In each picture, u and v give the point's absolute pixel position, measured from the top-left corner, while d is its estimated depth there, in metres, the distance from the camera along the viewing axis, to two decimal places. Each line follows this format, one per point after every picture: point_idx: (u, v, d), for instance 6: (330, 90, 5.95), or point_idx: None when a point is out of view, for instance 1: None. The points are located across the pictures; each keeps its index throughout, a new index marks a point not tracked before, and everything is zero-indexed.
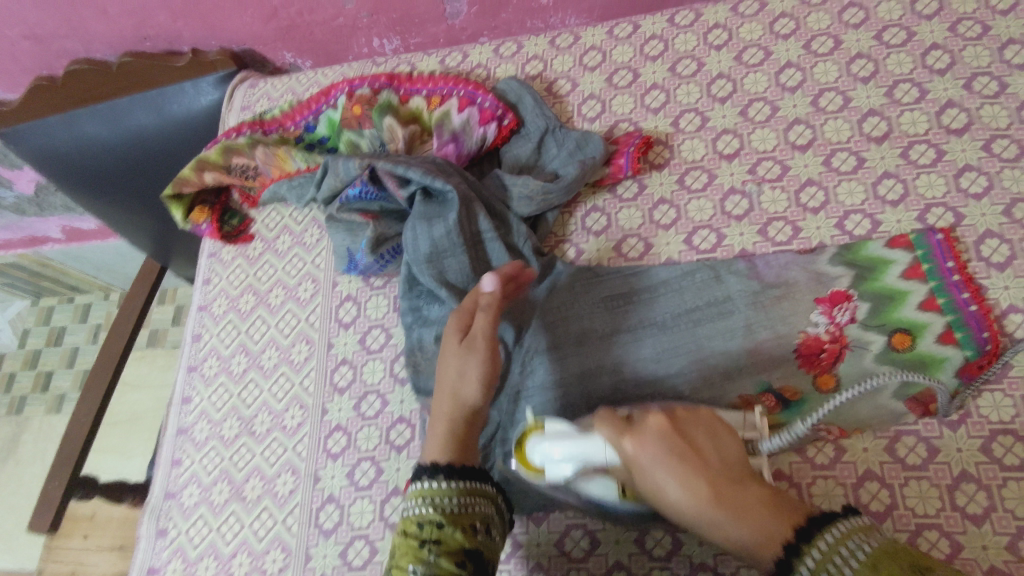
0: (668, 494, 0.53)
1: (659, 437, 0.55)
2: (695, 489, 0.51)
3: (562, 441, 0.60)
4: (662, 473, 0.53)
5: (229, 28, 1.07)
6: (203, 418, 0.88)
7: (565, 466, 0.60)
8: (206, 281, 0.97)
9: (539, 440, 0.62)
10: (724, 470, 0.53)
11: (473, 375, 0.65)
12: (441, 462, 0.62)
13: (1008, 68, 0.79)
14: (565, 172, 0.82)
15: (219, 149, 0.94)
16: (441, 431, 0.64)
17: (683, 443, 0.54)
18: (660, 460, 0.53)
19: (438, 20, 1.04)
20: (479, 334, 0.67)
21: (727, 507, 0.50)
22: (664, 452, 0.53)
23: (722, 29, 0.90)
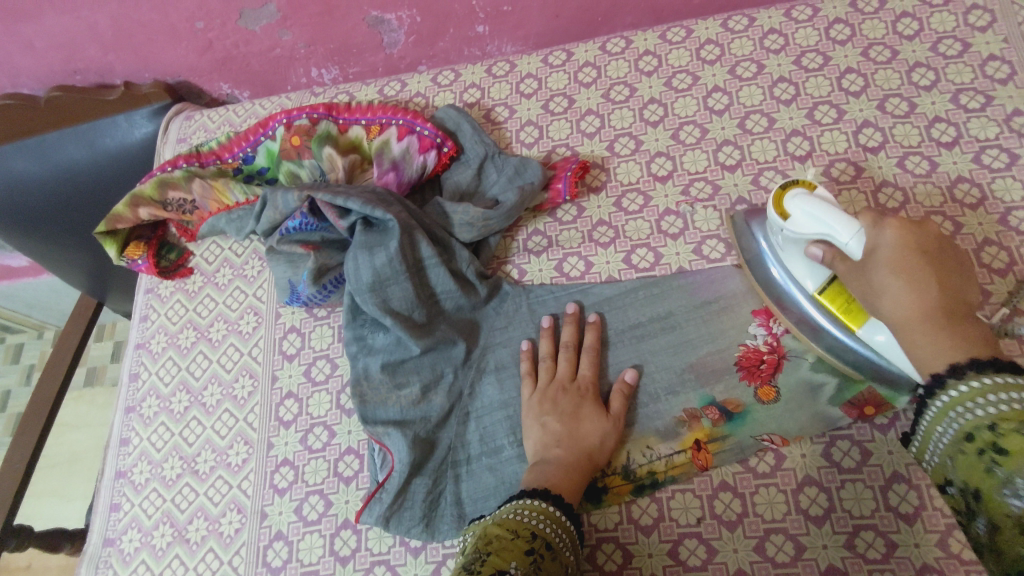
0: (888, 295, 0.59)
1: (914, 231, 0.59)
2: (922, 298, 0.57)
3: (808, 204, 0.65)
4: (891, 283, 0.58)
5: (163, 61, 1.06)
6: (142, 459, 0.85)
7: (807, 226, 0.65)
8: (143, 317, 0.95)
9: (800, 196, 0.66)
10: (949, 305, 0.57)
11: (588, 421, 0.70)
12: (552, 490, 0.64)
13: (916, 89, 0.84)
14: (505, 198, 0.83)
15: (153, 183, 0.93)
16: (566, 476, 0.66)
17: (922, 255, 0.58)
18: (891, 261, 0.58)
19: (375, 49, 1.05)
20: (588, 388, 0.73)
21: (947, 327, 0.55)
22: (915, 248, 0.58)
23: (651, 55, 0.94)
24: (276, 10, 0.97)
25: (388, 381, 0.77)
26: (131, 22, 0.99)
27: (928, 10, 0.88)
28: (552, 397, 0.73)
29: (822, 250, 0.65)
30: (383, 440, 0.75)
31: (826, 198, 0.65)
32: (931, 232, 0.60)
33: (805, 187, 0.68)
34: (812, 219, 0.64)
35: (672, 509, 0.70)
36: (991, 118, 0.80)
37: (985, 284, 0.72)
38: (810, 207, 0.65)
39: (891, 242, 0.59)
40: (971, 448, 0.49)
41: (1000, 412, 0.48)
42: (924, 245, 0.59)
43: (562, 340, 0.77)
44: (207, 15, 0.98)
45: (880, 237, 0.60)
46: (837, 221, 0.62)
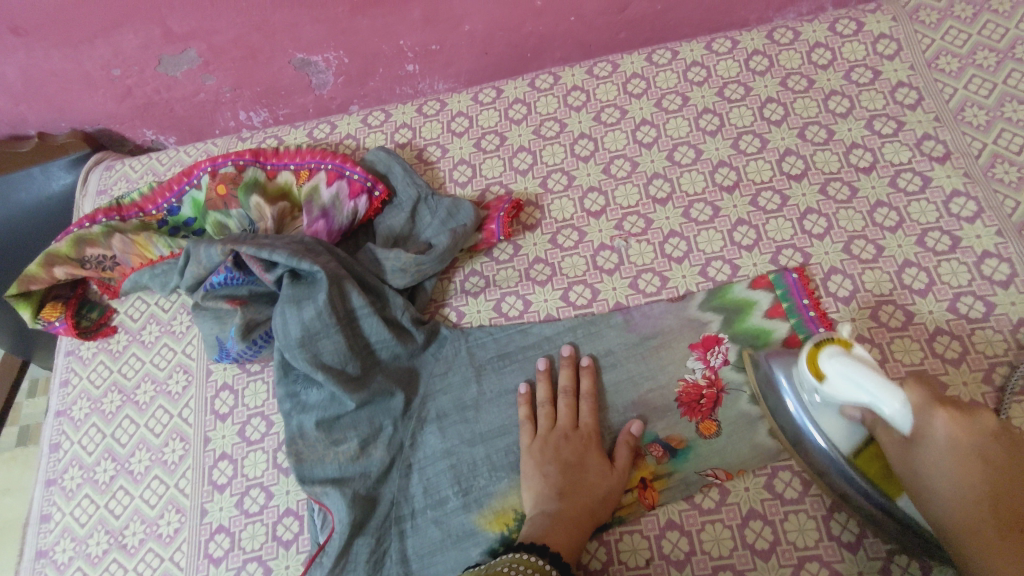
0: (937, 500, 0.56)
1: (970, 428, 0.57)
2: (983, 520, 0.53)
3: (855, 385, 0.58)
4: (948, 488, 0.55)
5: (79, 109, 1.02)
6: (65, 536, 0.80)
7: (858, 398, 0.58)
8: (64, 382, 0.89)
9: (835, 357, 0.59)
10: (1010, 521, 0.53)
11: (593, 469, 0.69)
12: (549, 546, 0.62)
13: (833, 116, 0.86)
14: (438, 241, 0.82)
15: (70, 240, 0.88)
16: (566, 531, 0.64)
17: (974, 458, 0.56)
18: (948, 463, 0.55)
19: (304, 91, 1.03)
20: (589, 433, 0.71)
21: (1018, 548, 0.51)
22: (971, 486, 0.55)
23: (580, 90, 0.94)
24: (196, 55, 0.95)
25: (324, 438, 0.74)
26: (42, 72, 0.95)
27: (840, 40, 0.91)
28: (557, 444, 0.70)
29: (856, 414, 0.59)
30: (322, 500, 0.72)
31: (866, 361, 0.59)
32: (976, 427, 0.57)
33: (839, 344, 0.60)
34: (851, 385, 0.58)
35: (621, 552, 0.69)
36: (904, 143, 0.83)
37: (908, 305, 0.74)
38: (846, 370, 0.58)
39: (949, 443, 0.56)
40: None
41: None
42: (976, 434, 0.57)
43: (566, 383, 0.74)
44: (123, 63, 0.95)
45: (932, 426, 0.56)
46: (880, 389, 0.57)
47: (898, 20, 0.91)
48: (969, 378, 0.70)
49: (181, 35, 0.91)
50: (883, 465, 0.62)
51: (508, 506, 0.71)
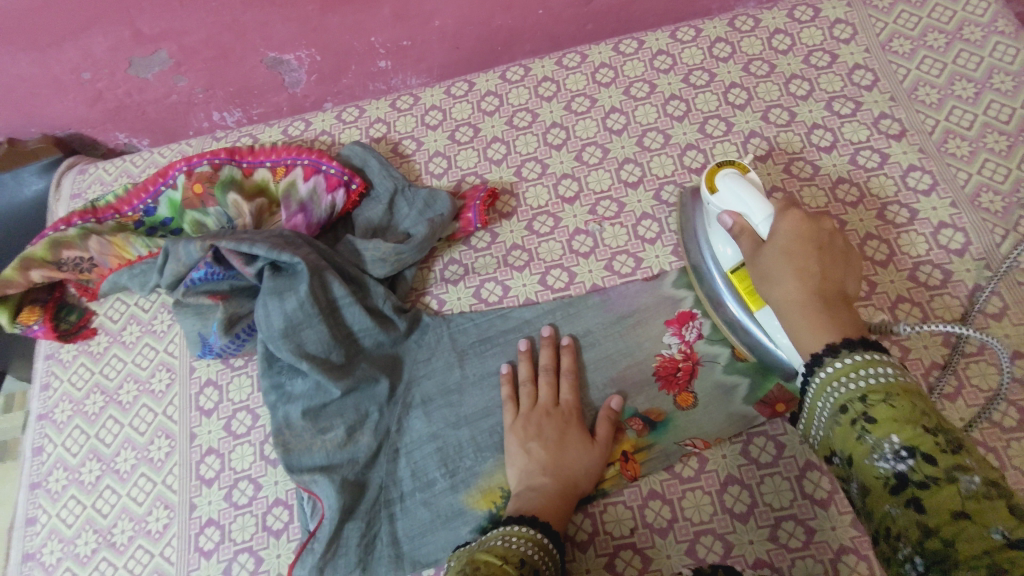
0: (778, 284, 0.60)
1: (815, 227, 0.61)
2: (804, 286, 0.58)
3: (728, 192, 0.66)
4: (783, 271, 0.60)
5: (49, 114, 1.02)
6: (52, 538, 0.80)
7: (728, 204, 0.66)
8: (45, 386, 0.89)
9: (729, 175, 0.67)
10: (828, 299, 0.58)
11: (574, 442, 0.70)
12: (535, 518, 0.64)
13: (794, 99, 0.90)
14: (416, 231, 0.84)
15: (45, 244, 0.87)
16: (551, 503, 0.66)
17: (812, 243, 0.60)
18: (786, 249, 0.60)
19: (278, 90, 1.04)
20: (569, 408, 0.73)
21: (826, 314, 0.57)
22: (806, 268, 0.59)
23: (550, 81, 0.97)
24: (167, 56, 0.95)
25: (311, 427, 0.75)
26: (10, 77, 0.95)
27: (798, 26, 0.95)
28: (540, 421, 0.72)
29: (731, 221, 0.65)
30: (311, 488, 0.73)
31: (754, 183, 0.67)
32: (826, 230, 0.62)
33: (737, 168, 0.68)
34: (734, 199, 0.65)
35: (605, 523, 0.71)
36: (861, 122, 0.87)
37: (871, 275, 0.78)
38: (731, 187, 0.66)
39: (789, 229, 0.61)
40: (845, 421, 0.49)
41: (868, 386, 0.49)
42: (820, 239, 0.61)
43: (546, 362, 0.76)
44: (93, 66, 0.95)
45: (779, 223, 0.62)
46: (754, 201, 0.64)
47: (852, 5, 0.95)
48: (930, 341, 0.73)
49: (151, 36, 0.92)
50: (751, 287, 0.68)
51: (495, 484, 0.73)
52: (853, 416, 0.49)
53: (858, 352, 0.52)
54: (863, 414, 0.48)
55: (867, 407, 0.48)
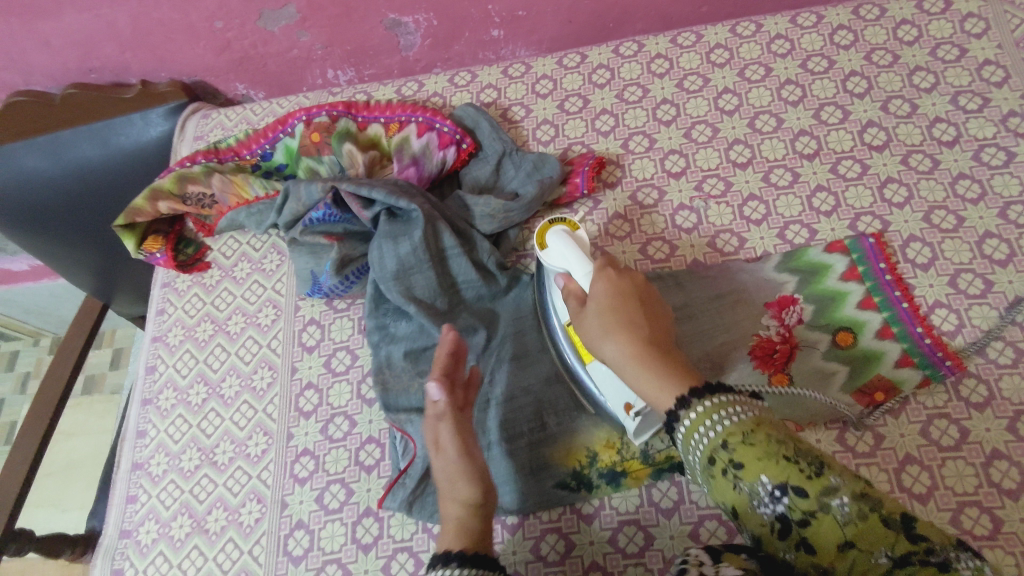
0: (608, 343, 0.60)
1: (623, 281, 0.65)
2: (631, 339, 0.59)
3: (567, 247, 0.71)
4: (605, 338, 0.61)
5: (180, 60, 1.08)
6: (159, 451, 0.85)
7: (558, 263, 0.71)
8: (160, 311, 0.95)
9: (560, 230, 0.73)
10: (652, 337, 0.60)
11: (455, 468, 0.63)
12: (453, 551, 0.56)
13: (917, 91, 0.87)
14: (524, 191, 0.85)
15: (173, 177, 0.94)
16: (457, 529, 0.59)
17: (630, 300, 0.63)
18: (602, 306, 0.63)
19: (392, 51, 1.08)
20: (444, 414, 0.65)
21: (655, 355, 0.58)
22: (613, 305, 0.62)
23: (663, 58, 0.97)
24: (295, 11, 1.00)
25: (410, 369, 0.78)
26: (150, 21, 1.01)
27: (927, 18, 0.92)
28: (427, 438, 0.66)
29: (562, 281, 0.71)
30: (405, 427, 0.76)
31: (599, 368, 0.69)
32: (640, 280, 0.66)
33: (566, 226, 0.74)
34: (560, 255, 0.71)
35: (692, 492, 0.71)
36: (988, 119, 0.84)
37: (988, 274, 0.76)
38: (559, 242, 0.72)
39: (603, 294, 0.64)
40: (718, 474, 0.49)
41: (727, 429, 0.49)
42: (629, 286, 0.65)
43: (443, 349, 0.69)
44: (226, 16, 1.00)
45: (594, 286, 0.65)
46: (573, 256, 0.70)
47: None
48: None
49: None
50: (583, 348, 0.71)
51: (581, 444, 0.75)
52: (724, 468, 0.49)
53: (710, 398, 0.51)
54: (731, 461, 0.48)
55: (732, 455, 0.48)
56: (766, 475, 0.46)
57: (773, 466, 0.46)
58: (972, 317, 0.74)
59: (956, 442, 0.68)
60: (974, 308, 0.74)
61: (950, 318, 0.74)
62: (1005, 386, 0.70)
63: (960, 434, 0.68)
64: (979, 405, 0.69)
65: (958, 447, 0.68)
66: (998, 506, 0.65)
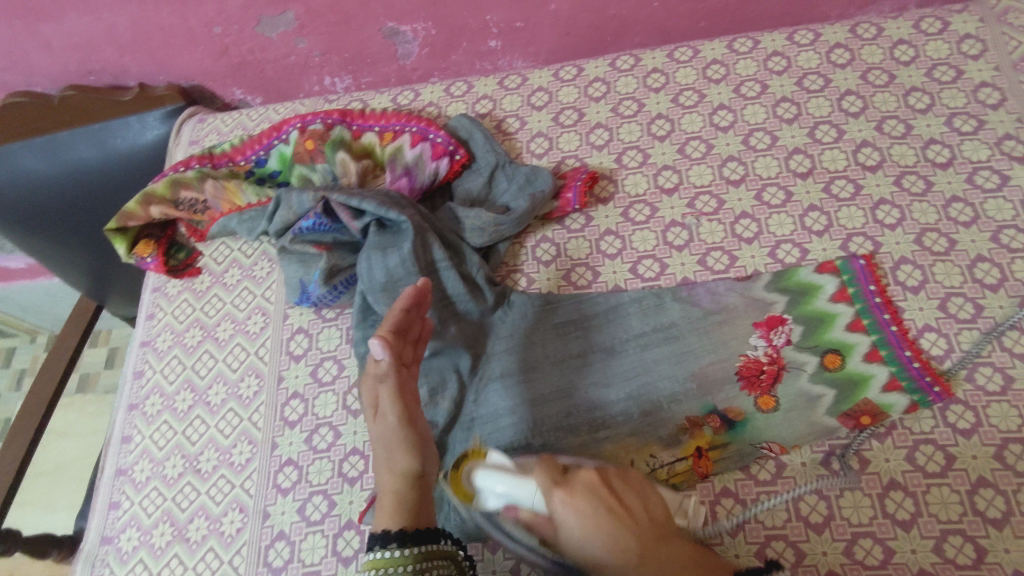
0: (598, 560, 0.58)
1: (583, 486, 0.62)
2: (625, 545, 0.58)
3: (501, 477, 0.66)
4: (594, 544, 0.59)
5: (178, 64, 1.08)
6: (144, 457, 0.85)
7: (498, 500, 0.66)
8: (149, 316, 0.95)
9: (483, 470, 0.67)
10: (643, 536, 0.58)
11: (392, 441, 0.66)
12: (392, 530, 0.62)
13: (912, 112, 0.87)
14: (516, 205, 0.85)
15: (166, 182, 0.94)
16: (394, 506, 0.64)
17: (604, 500, 0.60)
18: (577, 525, 0.60)
19: (389, 60, 1.08)
20: (386, 388, 0.68)
21: (658, 561, 0.57)
22: (591, 499, 0.60)
23: (659, 73, 0.97)
24: (293, 18, 1.00)
25: None
26: (149, 26, 1.01)
27: (924, 38, 0.92)
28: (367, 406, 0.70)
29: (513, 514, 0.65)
30: None
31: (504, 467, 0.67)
32: (589, 473, 0.63)
33: (478, 457, 0.69)
34: (495, 490, 0.66)
35: None
36: (983, 141, 0.83)
37: (979, 298, 0.75)
38: (491, 476, 0.66)
39: (591, 484, 0.61)
40: None
41: None
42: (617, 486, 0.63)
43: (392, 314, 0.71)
44: (225, 21, 1.00)
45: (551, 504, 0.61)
46: (514, 481, 0.65)
47: (985, 21, 0.91)
48: None
49: None
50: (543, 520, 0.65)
51: None
52: None
53: None
54: None
55: None
56: None
57: None
58: (961, 341, 0.73)
59: (942, 468, 0.67)
60: (963, 332, 0.73)
61: (939, 343, 0.73)
62: (992, 413, 0.69)
63: (946, 461, 0.67)
64: (966, 431, 0.69)
65: (943, 473, 0.67)
66: (982, 536, 0.64)
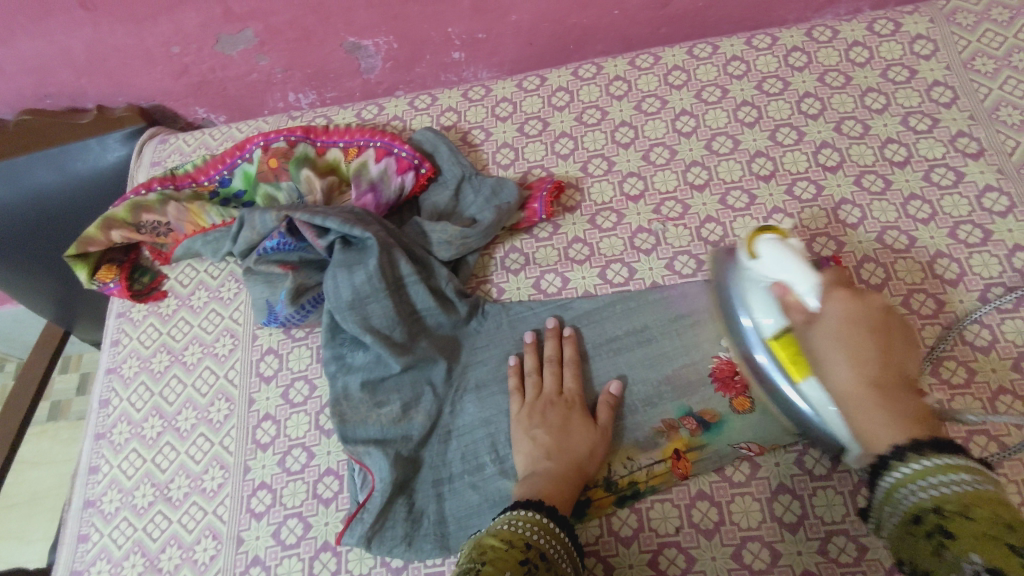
0: (833, 372, 0.59)
1: (863, 309, 0.61)
2: (861, 369, 0.58)
3: (782, 262, 0.65)
4: (835, 356, 0.59)
5: (137, 85, 1.07)
6: (113, 488, 0.83)
7: (775, 275, 0.66)
8: (114, 342, 0.93)
9: (772, 240, 0.68)
10: (886, 374, 0.58)
11: (539, 431, 0.72)
12: (533, 499, 0.65)
13: (869, 112, 0.89)
14: (482, 217, 0.85)
15: (127, 206, 0.92)
16: (542, 483, 0.68)
17: (863, 327, 0.60)
18: (838, 331, 0.60)
19: (353, 74, 1.07)
20: (570, 397, 0.75)
21: (876, 397, 0.57)
22: (860, 325, 0.60)
23: (622, 80, 0.98)
24: (253, 35, 0.99)
25: (368, 400, 0.77)
26: (105, 47, 1.00)
27: (877, 39, 0.94)
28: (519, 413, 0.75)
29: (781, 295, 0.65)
30: (363, 459, 0.75)
31: (796, 250, 0.66)
32: (878, 309, 0.62)
33: (775, 233, 0.69)
34: (774, 263, 0.66)
35: (651, 519, 0.70)
36: (938, 139, 0.85)
37: (939, 294, 0.76)
38: (773, 250, 0.67)
39: (844, 314, 0.61)
40: (921, 534, 0.50)
41: (937, 494, 0.50)
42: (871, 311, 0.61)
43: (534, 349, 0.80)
44: (183, 40, 0.99)
45: (825, 307, 0.62)
46: (799, 268, 0.64)
47: (935, 21, 0.93)
48: (998, 365, 0.71)
49: (240, 14, 0.96)
50: (795, 351, 0.66)
51: None
52: (928, 529, 0.49)
53: (929, 454, 0.52)
54: (941, 528, 0.48)
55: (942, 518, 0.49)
56: (977, 554, 0.45)
57: (988, 548, 0.45)
58: (926, 336, 0.74)
59: None
60: (926, 328, 0.74)
61: None
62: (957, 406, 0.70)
63: None
64: None
65: None
66: None
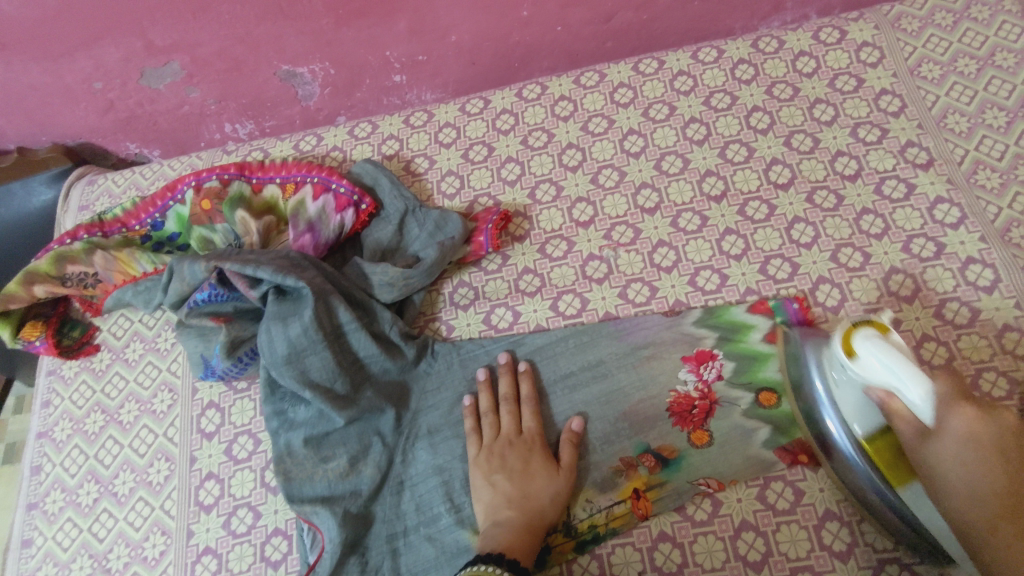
0: (957, 496, 0.55)
1: (989, 428, 0.56)
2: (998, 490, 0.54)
3: (886, 355, 0.57)
4: (959, 470, 0.55)
5: (60, 123, 1.01)
6: (47, 562, 0.78)
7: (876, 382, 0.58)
8: (45, 403, 0.88)
9: (869, 341, 0.58)
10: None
11: (498, 475, 0.69)
12: (495, 554, 0.62)
13: (818, 124, 0.87)
14: (425, 255, 0.82)
15: (50, 258, 0.87)
16: (502, 536, 0.64)
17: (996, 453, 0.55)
18: (964, 457, 0.55)
19: (290, 103, 1.02)
20: (530, 436, 0.72)
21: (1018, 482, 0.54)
22: (978, 454, 0.55)
23: (567, 100, 0.95)
24: (180, 68, 0.94)
25: (313, 456, 0.73)
26: (20, 86, 0.94)
27: (824, 48, 0.92)
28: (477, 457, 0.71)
29: (882, 395, 0.58)
30: (312, 519, 0.71)
31: (902, 348, 0.58)
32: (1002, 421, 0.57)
33: (875, 327, 0.59)
34: (886, 370, 0.57)
35: (613, 565, 0.68)
36: (887, 150, 0.83)
37: (895, 312, 0.74)
38: (876, 356, 0.57)
39: (967, 436, 0.56)
40: None
41: None
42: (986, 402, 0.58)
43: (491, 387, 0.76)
44: (104, 76, 0.94)
45: (950, 421, 0.56)
46: (911, 375, 0.56)
47: (880, 28, 0.92)
48: None
49: (163, 47, 0.91)
50: (894, 456, 0.60)
51: None
52: None
53: None
54: None
55: None
56: None
57: None
58: None
59: None
60: None
61: None
62: None
63: None
64: None
65: None
66: (917, 560, 0.63)
